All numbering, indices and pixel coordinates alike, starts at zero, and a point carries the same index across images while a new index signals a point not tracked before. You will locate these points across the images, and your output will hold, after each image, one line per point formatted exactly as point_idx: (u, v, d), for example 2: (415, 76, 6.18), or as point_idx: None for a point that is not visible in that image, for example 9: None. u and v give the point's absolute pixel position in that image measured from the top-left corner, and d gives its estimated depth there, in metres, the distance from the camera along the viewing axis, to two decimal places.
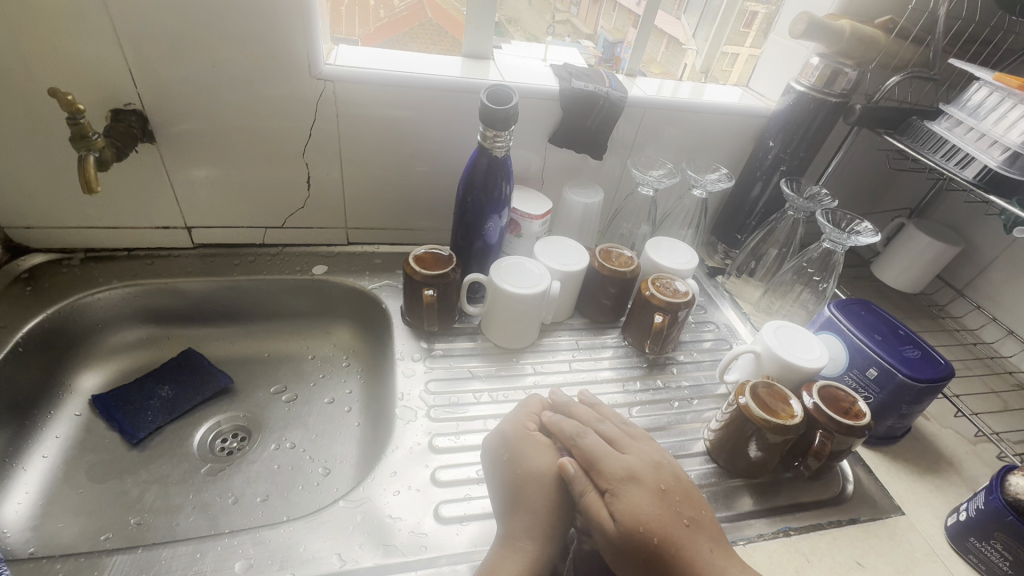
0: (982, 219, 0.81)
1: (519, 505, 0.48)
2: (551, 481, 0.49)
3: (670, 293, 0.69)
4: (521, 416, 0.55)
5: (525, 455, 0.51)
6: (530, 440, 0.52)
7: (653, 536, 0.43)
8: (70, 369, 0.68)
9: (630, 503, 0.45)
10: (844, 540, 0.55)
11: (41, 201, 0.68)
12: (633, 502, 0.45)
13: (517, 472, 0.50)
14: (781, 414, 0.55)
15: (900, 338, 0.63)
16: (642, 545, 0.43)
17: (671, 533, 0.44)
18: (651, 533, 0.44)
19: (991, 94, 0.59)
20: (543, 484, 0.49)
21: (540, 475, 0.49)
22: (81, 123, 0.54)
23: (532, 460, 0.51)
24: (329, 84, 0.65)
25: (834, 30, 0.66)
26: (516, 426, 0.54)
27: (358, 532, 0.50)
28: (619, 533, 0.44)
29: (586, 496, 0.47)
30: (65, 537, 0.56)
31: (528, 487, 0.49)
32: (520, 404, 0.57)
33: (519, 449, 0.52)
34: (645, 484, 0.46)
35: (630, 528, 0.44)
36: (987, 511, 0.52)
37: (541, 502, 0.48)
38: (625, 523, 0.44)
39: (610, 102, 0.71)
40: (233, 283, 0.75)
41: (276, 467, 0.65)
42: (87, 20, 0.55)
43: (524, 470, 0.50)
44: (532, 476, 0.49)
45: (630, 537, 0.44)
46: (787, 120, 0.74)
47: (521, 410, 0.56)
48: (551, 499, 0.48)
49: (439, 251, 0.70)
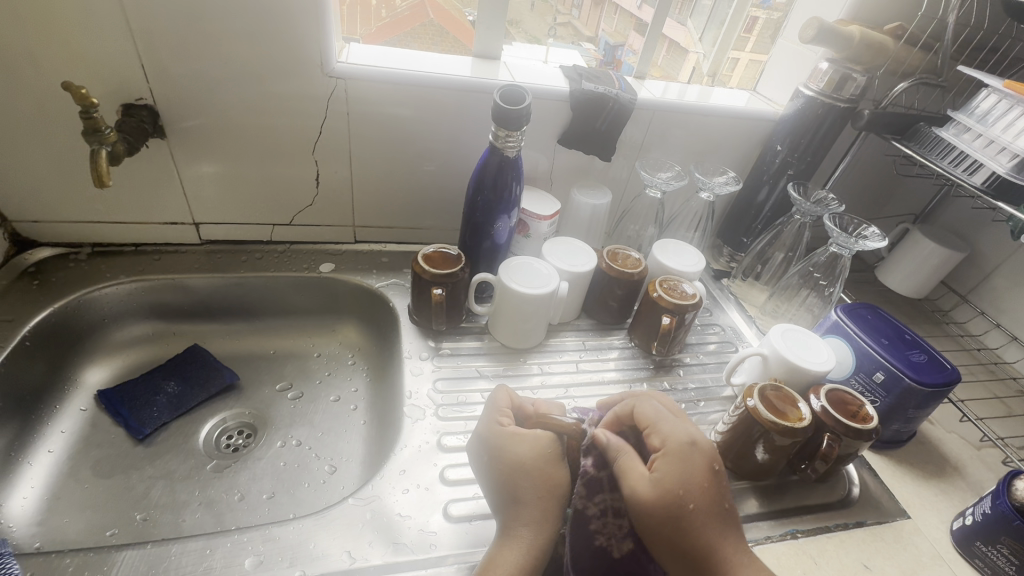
0: (987, 225, 0.82)
1: (514, 504, 0.47)
2: (551, 466, 0.49)
3: (678, 295, 0.69)
4: (491, 415, 0.52)
5: (506, 450, 0.49)
6: (509, 435, 0.50)
7: (688, 503, 0.43)
8: (75, 364, 0.68)
9: (674, 474, 0.44)
10: (851, 542, 0.56)
11: (50, 195, 0.67)
12: (676, 469, 0.44)
13: (500, 468, 0.49)
14: (790, 417, 0.55)
15: (907, 343, 0.64)
16: (676, 513, 0.43)
17: (708, 511, 0.43)
18: (684, 503, 0.43)
19: (1000, 101, 0.59)
20: (530, 476, 0.48)
21: (523, 467, 0.48)
22: (94, 117, 0.54)
23: (519, 454, 0.49)
24: (341, 82, 0.65)
25: (845, 35, 0.67)
26: (488, 426, 0.51)
27: (367, 530, 0.50)
28: (653, 497, 0.43)
29: (626, 458, 0.46)
30: (71, 533, 0.56)
31: (515, 480, 0.48)
32: (488, 397, 0.55)
33: (507, 444, 0.50)
34: (696, 457, 0.45)
35: (668, 496, 0.43)
36: (993, 516, 0.52)
37: (536, 495, 0.47)
38: (659, 487, 0.43)
39: (620, 103, 0.72)
40: (240, 280, 0.75)
41: (282, 464, 0.65)
42: (101, 14, 0.55)
43: (508, 465, 0.49)
44: (519, 470, 0.48)
45: (665, 502, 0.43)
46: (796, 124, 0.74)
47: (490, 405, 0.53)
48: (547, 491, 0.47)
49: (447, 250, 0.69)
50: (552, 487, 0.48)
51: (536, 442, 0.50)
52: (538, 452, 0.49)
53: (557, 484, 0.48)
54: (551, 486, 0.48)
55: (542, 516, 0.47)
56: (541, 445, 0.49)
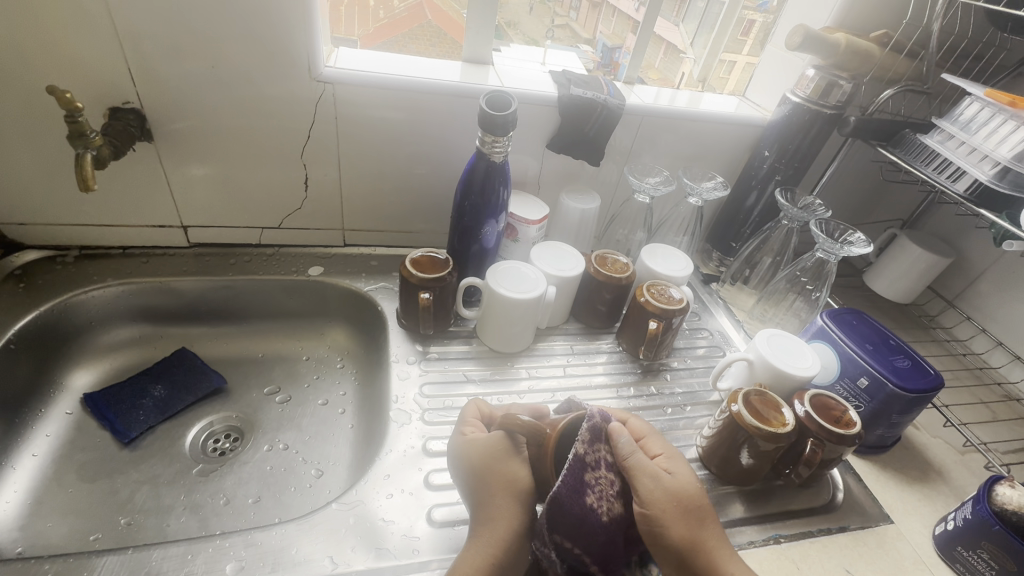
0: (973, 231, 0.82)
1: (480, 509, 0.47)
2: (508, 463, 0.49)
3: (665, 300, 0.69)
4: (457, 425, 0.54)
5: (466, 455, 0.51)
6: (468, 441, 0.52)
7: (699, 502, 0.48)
8: (61, 367, 0.68)
9: (682, 473, 0.49)
10: (833, 547, 0.56)
11: (37, 198, 0.67)
12: (685, 473, 0.50)
13: (464, 474, 0.50)
14: (773, 422, 0.56)
15: (891, 348, 0.64)
16: (687, 502, 0.47)
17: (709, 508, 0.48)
18: (694, 497, 0.48)
19: (983, 109, 0.60)
20: (485, 477, 0.48)
21: (480, 469, 0.49)
22: (79, 121, 0.54)
23: (474, 458, 0.50)
24: (329, 86, 0.65)
25: (831, 42, 0.67)
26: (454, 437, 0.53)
27: (350, 535, 0.50)
28: (669, 488, 0.47)
29: (635, 455, 0.48)
30: (54, 538, 0.56)
31: (474, 482, 0.49)
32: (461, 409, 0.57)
33: (469, 448, 0.51)
34: (687, 466, 0.51)
35: (686, 489, 0.48)
36: (974, 521, 0.52)
37: (493, 493, 0.47)
38: (679, 481, 0.48)
39: (608, 109, 0.72)
40: (228, 283, 0.75)
41: (269, 468, 0.65)
42: (88, 19, 0.55)
43: (469, 469, 0.50)
44: (477, 473, 0.49)
45: (680, 493, 0.47)
46: (783, 130, 0.74)
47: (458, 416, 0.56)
48: (502, 488, 0.47)
49: (436, 254, 0.70)
50: (508, 483, 0.47)
51: (495, 444, 0.50)
52: (493, 450, 0.50)
53: (512, 480, 0.48)
54: (508, 484, 0.47)
55: (500, 516, 0.46)
56: (496, 444, 0.50)
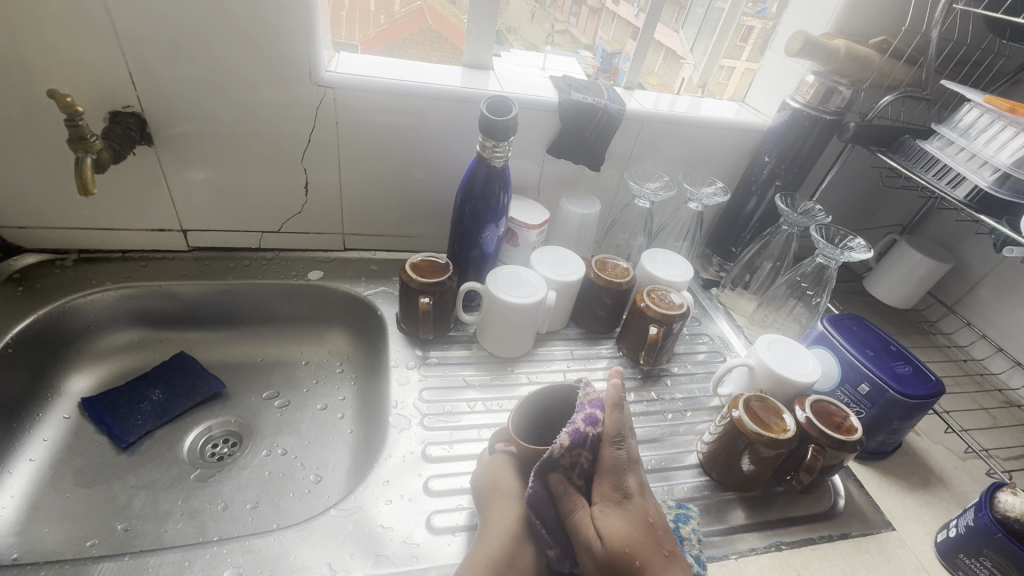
0: (973, 237, 0.82)
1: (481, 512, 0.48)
2: (501, 473, 0.50)
3: (665, 305, 0.69)
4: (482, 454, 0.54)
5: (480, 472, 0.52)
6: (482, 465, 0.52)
7: (632, 561, 0.42)
8: (60, 371, 0.68)
9: (617, 525, 0.43)
10: (835, 555, 0.56)
11: (36, 201, 0.67)
12: (620, 527, 0.43)
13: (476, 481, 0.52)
14: (774, 428, 0.55)
15: (892, 354, 0.64)
16: (622, 571, 0.42)
17: (650, 562, 0.42)
18: (630, 555, 0.42)
19: (982, 115, 0.60)
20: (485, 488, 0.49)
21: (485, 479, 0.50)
22: (79, 125, 0.54)
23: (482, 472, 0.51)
24: (329, 91, 0.65)
25: (830, 49, 0.67)
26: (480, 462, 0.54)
27: (348, 542, 0.50)
28: (606, 556, 0.42)
29: (577, 510, 0.44)
30: (50, 543, 0.55)
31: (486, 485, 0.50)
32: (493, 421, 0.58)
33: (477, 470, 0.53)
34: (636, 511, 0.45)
35: (615, 554, 0.42)
36: (976, 528, 0.52)
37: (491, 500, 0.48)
38: (611, 544, 0.42)
39: (608, 114, 0.72)
40: (227, 287, 0.74)
41: (267, 473, 0.65)
42: (90, 23, 0.56)
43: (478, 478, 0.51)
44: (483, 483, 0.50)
45: (610, 560, 0.42)
46: (783, 135, 0.75)
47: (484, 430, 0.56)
48: (496, 494, 0.48)
49: (435, 259, 0.69)
50: (501, 491, 0.48)
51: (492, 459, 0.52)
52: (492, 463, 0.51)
53: (507, 488, 0.48)
54: (502, 490, 0.48)
55: (501, 513, 0.47)
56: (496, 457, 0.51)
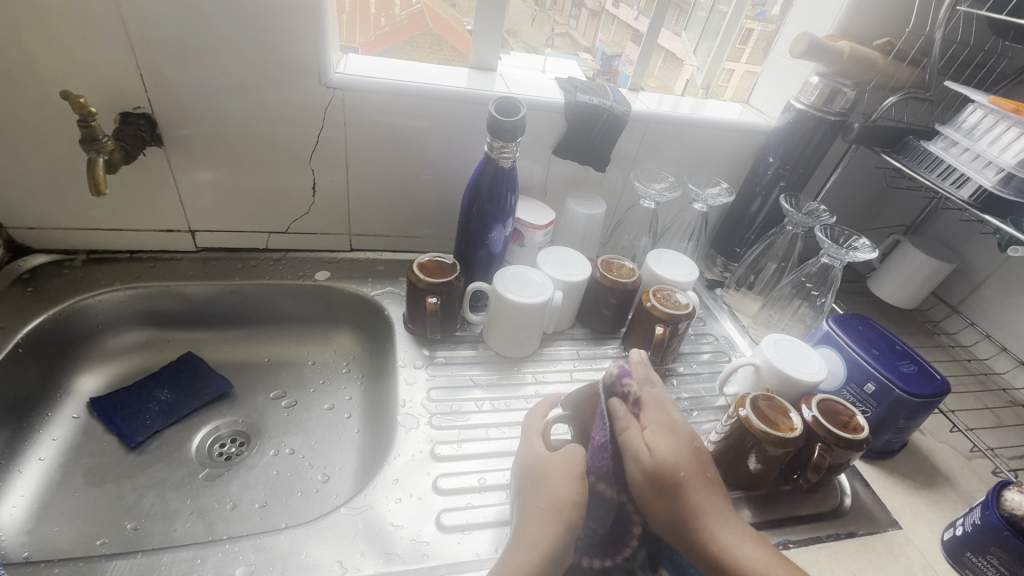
0: (976, 237, 0.83)
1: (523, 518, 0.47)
2: (558, 480, 0.47)
3: (671, 305, 0.70)
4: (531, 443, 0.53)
5: (540, 467, 0.50)
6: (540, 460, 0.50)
7: (677, 473, 0.45)
8: (68, 371, 0.68)
9: (666, 443, 0.46)
10: (843, 553, 0.56)
11: (45, 202, 0.67)
12: (668, 446, 0.46)
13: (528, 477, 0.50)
14: (782, 427, 0.56)
15: (897, 353, 0.64)
16: (668, 481, 0.44)
17: (695, 480, 0.45)
18: (677, 470, 0.45)
19: (986, 116, 0.60)
20: (540, 490, 0.48)
21: (546, 476, 0.48)
22: (92, 126, 0.54)
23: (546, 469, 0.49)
24: (338, 92, 0.66)
25: (834, 50, 0.68)
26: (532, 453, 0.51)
27: (359, 540, 0.50)
28: (652, 466, 0.45)
29: (629, 430, 0.47)
30: (61, 542, 0.55)
31: (542, 487, 0.48)
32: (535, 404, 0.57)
33: (529, 467, 0.51)
34: (681, 437, 0.47)
35: (662, 466, 0.45)
36: (983, 526, 0.52)
37: (540, 509, 0.46)
38: (658, 455, 0.45)
39: (614, 115, 0.72)
40: (234, 287, 0.75)
41: (275, 472, 0.65)
42: (101, 25, 0.56)
43: (536, 475, 0.49)
44: (543, 480, 0.48)
45: (660, 470, 0.45)
46: (787, 136, 0.75)
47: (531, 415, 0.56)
48: (549, 505, 0.46)
49: (442, 259, 0.70)
50: (556, 504, 0.46)
51: (563, 458, 0.49)
52: (558, 463, 0.49)
53: (563, 499, 0.46)
54: (557, 503, 0.46)
55: (544, 528, 0.45)
56: (559, 459, 0.49)
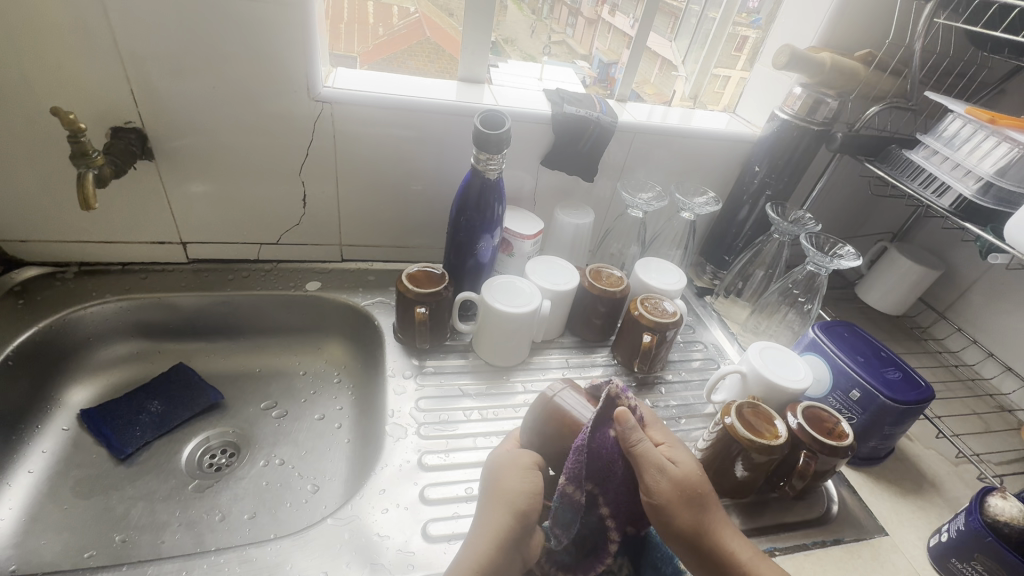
0: (959, 244, 0.84)
1: (478, 514, 0.46)
2: (509, 476, 0.47)
3: (659, 313, 0.70)
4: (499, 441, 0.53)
5: (498, 463, 0.49)
6: (497, 457, 0.50)
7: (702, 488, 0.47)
8: (58, 383, 0.68)
9: (685, 458, 0.48)
10: (828, 560, 0.56)
11: (38, 216, 0.68)
12: (687, 461, 0.48)
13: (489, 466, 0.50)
14: (766, 434, 0.56)
15: (882, 360, 0.65)
16: (693, 496, 0.46)
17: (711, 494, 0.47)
18: (700, 483, 0.47)
19: (964, 125, 0.61)
20: (499, 479, 0.47)
21: (503, 469, 0.48)
22: (82, 142, 0.55)
23: (504, 464, 0.49)
24: (328, 106, 0.67)
25: (816, 61, 0.69)
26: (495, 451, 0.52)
27: (345, 550, 0.50)
28: (680, 478, 0.46)
29: (646, 444, 0.46)
30: (48, 555, 0.56)
31: (501, 476, 0.48)
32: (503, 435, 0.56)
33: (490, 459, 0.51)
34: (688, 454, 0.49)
35: (688, 476, 0.46)
36: (967, 532, 0.53)
37: (493, 502, 0.46)
38: (682, 469, 0.46)
39: (600, 127, 0.73)
40: (226, 298, 0.75)
41: (265, 483, 0.65)
42: (93, 43, 0.57)
43: (495, 467, 0.49)
44: (499, 472, 0.48)
45: (687, 482, 0.46)
46: (773, 146, 0.76)
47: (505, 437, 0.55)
48: (498, 498, 0.46)
49: (432, 269, 0.70)
50: (505, 495, 0.45)
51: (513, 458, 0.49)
52: (517, 462, 0.49)
53: (512, 491, 0.45)
54: (507, 495, 0.45)
55: (492, 519, 0.44)
56: (513, 458, 0.49)
